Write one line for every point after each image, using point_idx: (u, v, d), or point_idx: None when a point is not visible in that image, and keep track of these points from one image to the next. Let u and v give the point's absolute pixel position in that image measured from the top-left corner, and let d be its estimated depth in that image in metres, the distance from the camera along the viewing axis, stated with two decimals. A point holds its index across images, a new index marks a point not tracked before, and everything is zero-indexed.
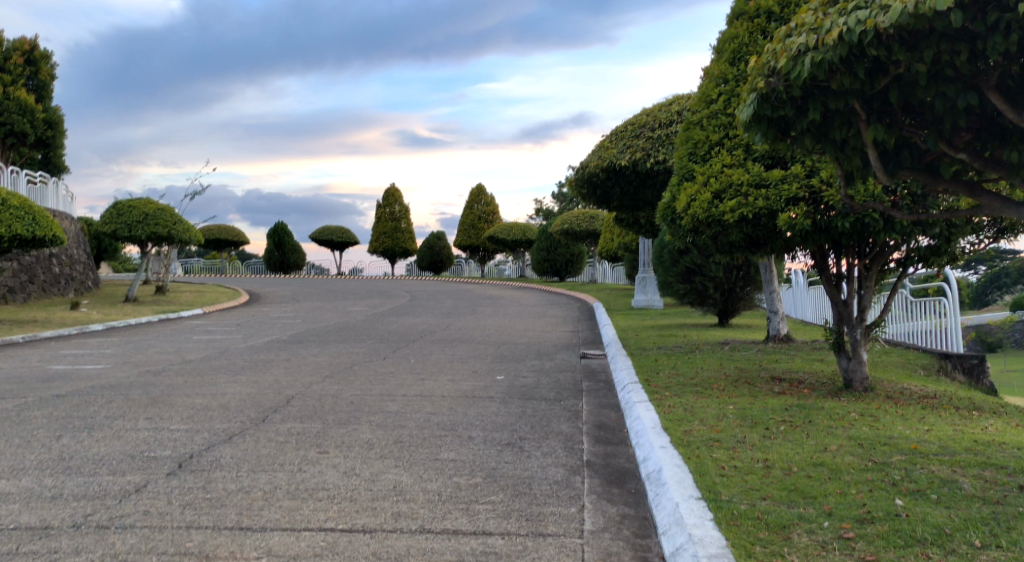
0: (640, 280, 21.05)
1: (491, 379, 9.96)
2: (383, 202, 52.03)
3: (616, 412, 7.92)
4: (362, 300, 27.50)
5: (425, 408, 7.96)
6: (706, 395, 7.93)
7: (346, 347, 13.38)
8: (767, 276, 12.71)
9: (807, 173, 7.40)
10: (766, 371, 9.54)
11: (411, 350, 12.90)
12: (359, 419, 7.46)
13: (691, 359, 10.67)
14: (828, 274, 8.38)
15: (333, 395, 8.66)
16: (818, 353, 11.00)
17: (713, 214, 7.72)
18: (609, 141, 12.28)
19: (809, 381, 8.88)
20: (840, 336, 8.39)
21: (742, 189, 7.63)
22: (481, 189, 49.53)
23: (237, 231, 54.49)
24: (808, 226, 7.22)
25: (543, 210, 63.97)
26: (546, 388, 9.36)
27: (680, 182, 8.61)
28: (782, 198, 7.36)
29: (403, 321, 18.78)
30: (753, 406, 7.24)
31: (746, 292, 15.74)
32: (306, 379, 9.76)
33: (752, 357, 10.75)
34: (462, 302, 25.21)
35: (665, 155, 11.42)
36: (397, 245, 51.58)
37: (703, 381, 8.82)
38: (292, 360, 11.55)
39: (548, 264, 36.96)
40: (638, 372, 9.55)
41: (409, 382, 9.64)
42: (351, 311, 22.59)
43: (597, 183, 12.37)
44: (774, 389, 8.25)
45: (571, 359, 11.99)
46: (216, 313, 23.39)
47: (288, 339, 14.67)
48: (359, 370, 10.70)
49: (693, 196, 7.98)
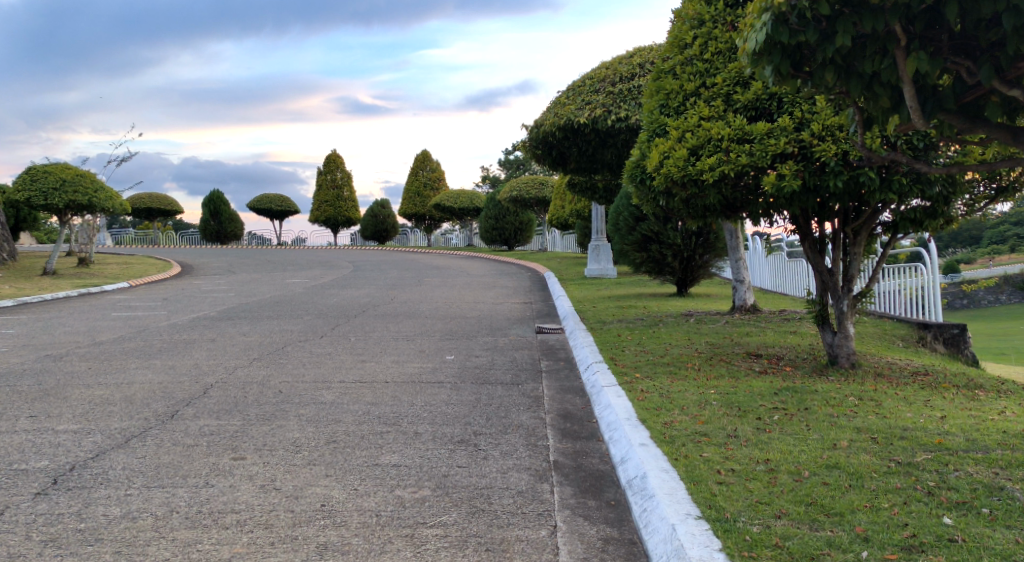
0: (594, 248, 20.22)
1: (440, 360, 8.99)
2: (325, 168, 50.41)
3: (582, 398, 7.03)
4: (302, 272, 26.17)
5: (365, 397, 6.97)
6: (682, 377, 7.07)
7: (280, 324, 12.27)
8: (732, 243, 11.92)
9: (796, 126, 6.53)
10: (742, 347, 8.72)
11: (352, 327, 11.88)
12: (286, 411, 6.46)
13: (657, 335, 9.82)
14: (810, 241, 7.55)
15: (259, 382, 7.61)
16: (790, 326, 10.24)
17: (690, 173, 6.82)
18: (566, 97, 11.29)
19: (788, 357, 8.10)
20: (824, 308, 7.58)
21: (720, 142, 6.74)
22: (426, 155, 48.24)
23: (171, 199, 52.38)
24: (798, 185, 6.34)
25: (490, 176, 62.78)
26: (501, 369, 8.45)
27: (650, 138, 7.67)
28: (768, 155, 6.49)
29: (343, 293, 17.69)
30: (740, 390, 6.38)
31: (705, 260, 14.98)
32: (230, 363, 8.68)
33: (723, 331, 9.95)
34: (407, 272, 24.11)
35: (628, 112, 10.52)
36: (340, 214, 50.06)
37: (675, 359, 7.98)
38: (218, 341, 10.43)
39: (497, 233, 35.69)
40: (602, 351, 8.67)
41: (348, 365, 8.62)
42: (290, 283, 21.33)
43: (552, 143, 11.41)
44: (755, 369, 7.42)
45: (527, 334, 11.08)
46: (144, 287, 21.93)
47: (217, 315, 13.52)
48: (292, 351, 9.63)
49: (666, 152, 7.07)
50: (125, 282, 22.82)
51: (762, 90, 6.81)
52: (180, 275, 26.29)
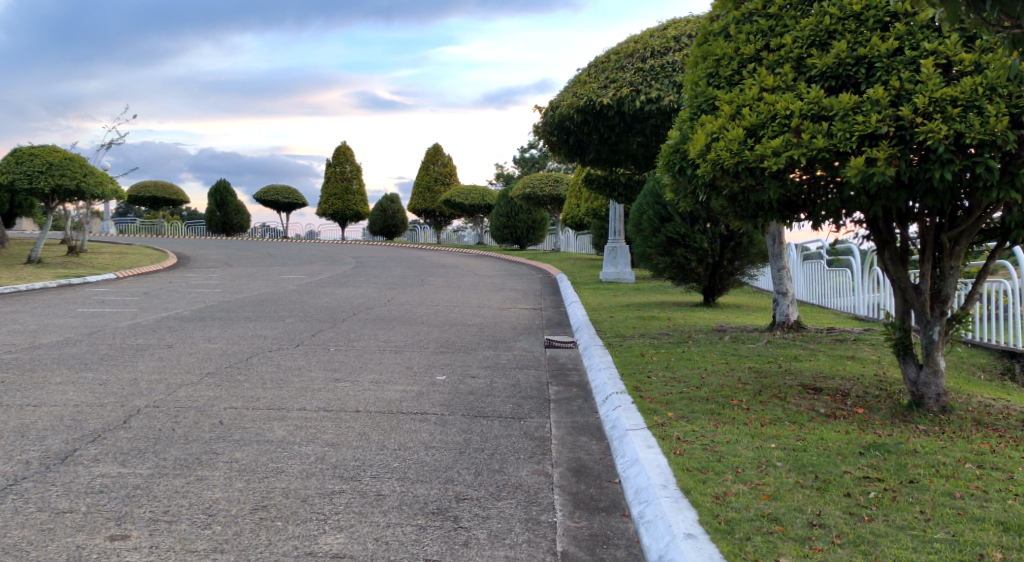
0: (610, 250, 18.67)
1: (429, 381, 7.49)
2: (334, 160, 49.10)
3: (600, 445, 5.53)
4: (300, 267, 24.77)
5: (324, 435, 5.47)
6: (728, 420, 5.54)
7: (256, 327, 10.81)
8: (774, 248, 10.35)
9: (892, 99, 5.00)
10: (794, 377, 7.16)
11: (335, 334, 10.41)
12: (218, 454, 4.98)
13: (688, 356, 8.32)
14: (892, 249, 6.01)
15: (199, 407, 6.13)
16: (845, 350, 8.66)
17: (748, 160, 5.35)
18: (587, 75, 9.75)
19: (856, 393, 6.55)
20: (907, 335, 6.02)
21: (787, 120, 5.25)
22: (438, 149, 46.79)
23: (176, 188, 51.13)
24: (892, 177, 4.83)
25: (504, 173, 61.04)
26: (501, 396, 6.96)
27: (693, 115, 6.16)
28: (854, 136, 4.98)
29: (337, 293, 16.23)
30: (811, 443, 4.85)
31: (735, 267, 13.48)
32: (174, 379, 7.21)
33: (767, 355, 8.39)
34: (411, 270, 22.68)
35: (660, 91, 9.00)
36: (349, 208, 48.68)
37: (716, 392, 6.44)
38: (175, 348, 8.97)
39: (508, 231, 34.32)
40: (623, 377, 7.17)
41: (316, 386, 7.13)
42: (284, 279, 19.94)
43: (569, 129, 9.86)
44: (819, 410, 5.89)
45: (535, 349, 9.59)
46: (129, 279, 20.56)
47: (188, 315, 12.10)
48: (257, 363, 8.15)
49: (715, 133, 5.59)
50: (111, 273, 21.49)
51: (846, 52, 5.26)
52: (173, 267, 24.96)
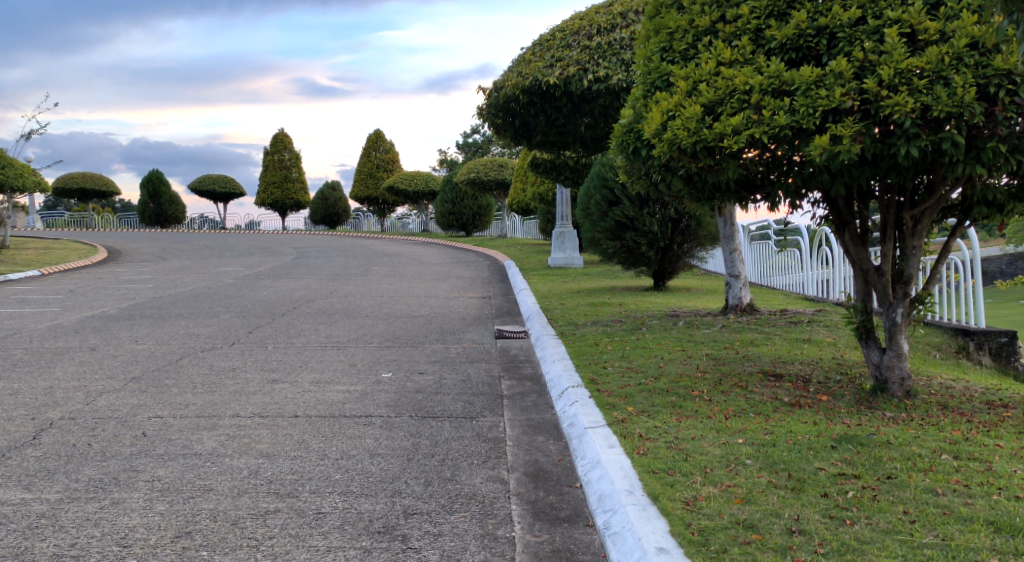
0: (558, 234, 18.39)
1: (373, 380, 7.09)
2: (272, 148, 47.97)
3: (557, 445, 5.20)
4: (239, 259, 24.02)
5: (258, 445, 5.05)
6: (690, 414, 5.25)
7: (188, 325, 10.26)
8: (727, 231, 10.17)
9: (855, 72, 4.72)
10: (753, 363, 6.91)
11: (274, 330, 9.92)
12: (139, 471, 4.53)
13: (643, 344, 8.05)
14: (853, 229, 5.77)
15: (120, 418, 5.65)
16: (801, 332, 8.48)
17: (706, 139, 5.05)
18: (531, 53, 9.36)
19: (817, 378, 6.32)
20: (869, 318, 5.79)
21: (746, 96, 4.96)
22: (379, 135, 45.97)
23: (107, 180, 49.45)
24: (857, 154, 4.57)
25: (448, 159, 60.46)
26: (450, 394, 6.59)
27: (647, 93, 5.84)
28: (816, 111, 4.70)
29: (277, 285, 15.65)
30: (780, 437, 4.58)
31: (684, 249, 13.30)
32: (95, 386, 6.68)
33: (722, 340, 8.16)
34: (354, 260, 22.13)
35: (608, 70, 8.72)
36: (289, 197, 47.64)
37: (675, 383, 6.16)
38: (99, 351, 8.42)
39: (454, 218, 33.92)
40: (578, 369, 6.87)
41: (251, 389, 6.67)
42: (221, 272, 19.24)
43: (514, 111, 9.51)
44: (782, 399, 5.64)
45: (484, 340, 9.23)
46: (56, 276, 19.63)
47: (116, 314, 11.47)
48: (188, 366, 7.65)
49: (671, 111, 5.29)
50: (36, 269, 20.52)
51: (807, 23, 4.97)
52: (104, 262, 24.00)
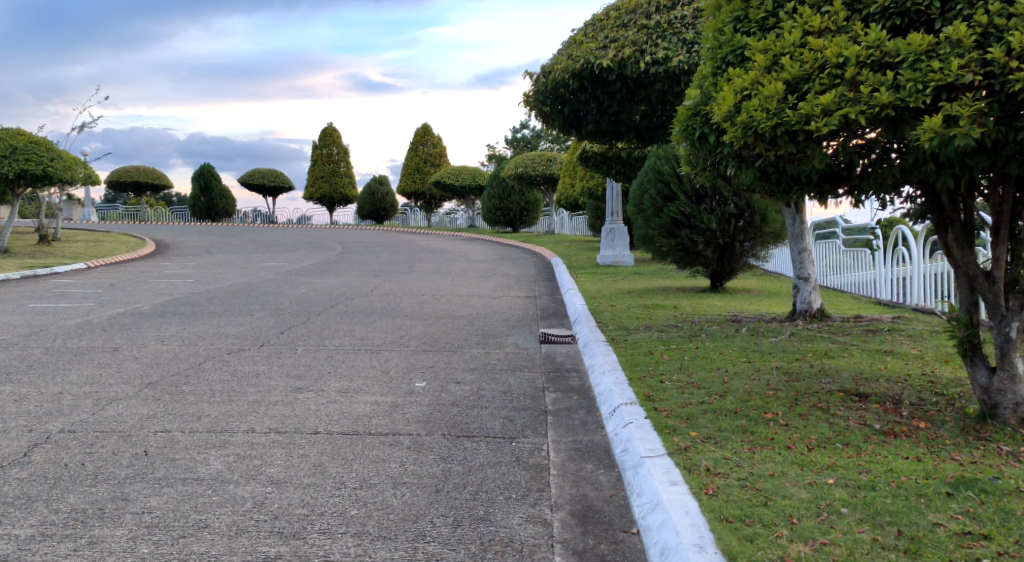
0: (608, 231, 17.64)
1: (406, 389, 6.46)
2: (320, 142, 47.88)
3: (609, 477, 4.50)
4: (284, 253, 23.69)
5: (269, 470, 4.45)
6: (765, 443, 4.51)
7: (219, 323, 9.77)
8: (794, 229, 9.31)
9: (975, 40, 3.93)
10: (831, 380, 6.11)
11: (307, 331, 9.37)
12: (128, 501, 3.95)
13: (704, 354, 7.30)
14: (956, 228, 4.96)
15: (123, 431, 5.09)
16: (881, 343, 7.65)
17: (789, 122, 4.31)
18: (583, 35, 8.66)
19: (910, 399, 5.51)
20: (975, 332, 4.96)
21: (839, 70, 4.21)
22: (427, 129, 45.57)
23: (160, 173, 49.87)
24: (977, 137, 3.79)
25: (497, 154, 59.96)
26: (489, 408, 5.93)
27: (718, 69, 5.09)
28: (927, 88, 3.93)
29: (317, 282, 15.16)
30: (880, 477, 3.81)
31: (745, 249, 12.47)
32: (106, 392, 6.16)
33: (792, 352, 7.36)
34: (398, 255, 21.60)
35: (667, 51, 8.03)
36: (337, 192, 47.53)
37: (744, 402, 5.41)
38: (121, 351, 7.92)
39: (501, 213, 33.34)
40: (632, 383, 6.16)
41: (272, 399, 6.08)
42: (263, 267, 18.87)
43: (565, 97, 8.80)
44: (873, 425, 4.85)
45: (529, 345, 8.56)
46: (101, 269, 19.44)
47: (148, 310, 11.05)
48: (209, 370, 7.11)
49: (747, 90, 4.56)
50: (82, 262, 20.38)
51: None
52: (150, 255, 23.89)
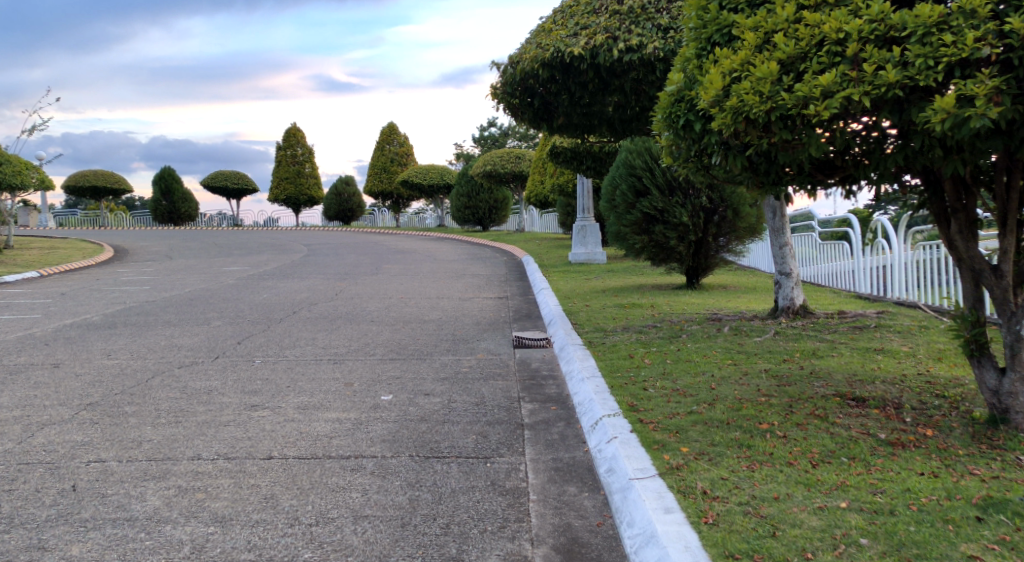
0: (579, 228, 17.24)
1: (371, 404, 5.99)
2: (284, 143, 47.04)
3: (594, 502, 4.07)
4: (247, 256, 23.02)
5: (213, 505, 3.96)
6: (764, 459, 4.11)
7: (172, 334, 9.21)
8: (774, 223, 8.93)
9: (990, 11, 3.55)
10: (825, 383, 5.72)
11: (267, 340, 8.85)
12: (45, 550, 3.45)
13: (687, 357, 6.90)
14: (961, 218, 4.58)
15: (52, 462, 4.57)
16: (870, 340, 7.31)
17: (785, 106, 3.91)
18: (552, 22, 8.22)
19: (911, 403, 5.13)
20: (983, 330, 4.58)
21: (840, 48, 3.82)
22: (393, 128, 44.92)
23: (119, 177, 48.73)
24: (997, 118, 3.41)
25: (464, 152, 59.44)
26: (460, 423, 5.47)
27: (703, 50, 4.68)
28: (938, 65, 3.54)
29: (279, 286, 14.61)
30: (898, 500, 3.43)
31: (720, 244, 12.13)
32: (39, 416, 5.61)
33: (778, 352, 6.98)
34: (365, 257, 21.04)
35: (641, 37, 7.64)
36: (302, 193, 46.73)
37: (735, 412, 5.00)
38: (63, 368, 7.36)
39: (469, 212, 32.86)
40: (613, 391, 5.73)
41: (223, 419, 5.58)
42: (224, 272, 18.22)
43: (534, 89, 8.35)
44: (877, 435, 4.47)
45: (501, 350, 8.11)
46: (54, 278, 18.68)
47: (97, 321, 10.45)
48: (157, 387, 6.57)
49: (737, 72, 4.15)
50: (35, 270, 19.59)
51: None
52: (107, 261, 23.11)
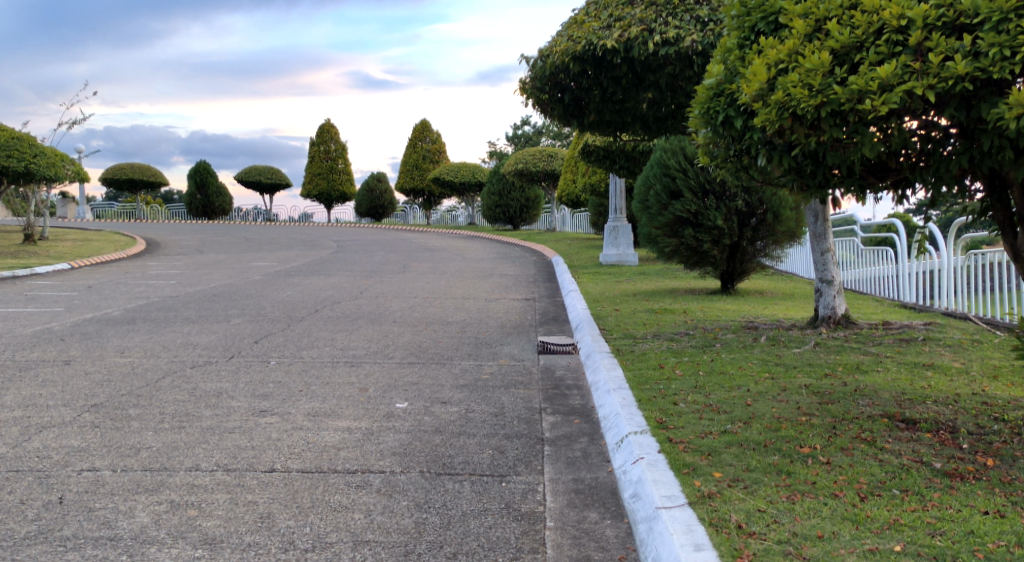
0: (611, 229, 16.84)
1: (385, 412, 5.68)
2: (317, 138, 47.08)
3: (617, 531, 3.73)
4: (276, 252, 22.92)
5: (205, 524, 3.68)
6: (806, 489, 3.74)
7: (190, 332, 8.99)
8: (816, 228, 8.44)
9: None
10: (871, 402, 5.30)
11: (285, 340, 8.60)
12: None
13: (720, 368, 6.51)
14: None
15: (43, 470, 4.32)
16: (918, 355, 6.86)
17: (838, 99, 3.54)
18: (585, 14, 7.87)
19: (966, 427, 4.70)
20: None
21: (901, 36, 3.45)
22: (426, 125, 44.74)
23: (155, 171, 49.13)
24: None
25: (497, 151, 59.23)
26: (476, 436, 5.15)
27: (745, 40, 4.31)
28: (1015, 55, 3.16)
29: (304, 283, 14.40)
30: (961, 545, 3.05)
31: (757, 248, 11.68)
32: (39, 418, 5.38)
33: (819, 365, 6.56)
34: (394, 255, 20.82)
35: (679, 29, 7.27)
36: (335, 189, 46.76)
37: (772, 432, 4.61)
38: (73, 365, 7.16)
39: (501, 211, 32.57)
40: (641, 405, 5.37)
41: (229, 425, 5.30)
42: (252, 267, 18.09)
43: (564, 83, 8.00)
44: (932, 463, 4.06)
45: (526, 356, 7.77)
46: (83, 270, 18.67)
47: (117, 316, 10.28)
48: (165, 388, 6.32)
49: (784, 63, 3.79)
50: (65, 262, 19.62)
51: None
52: (138, 254, 23.11)
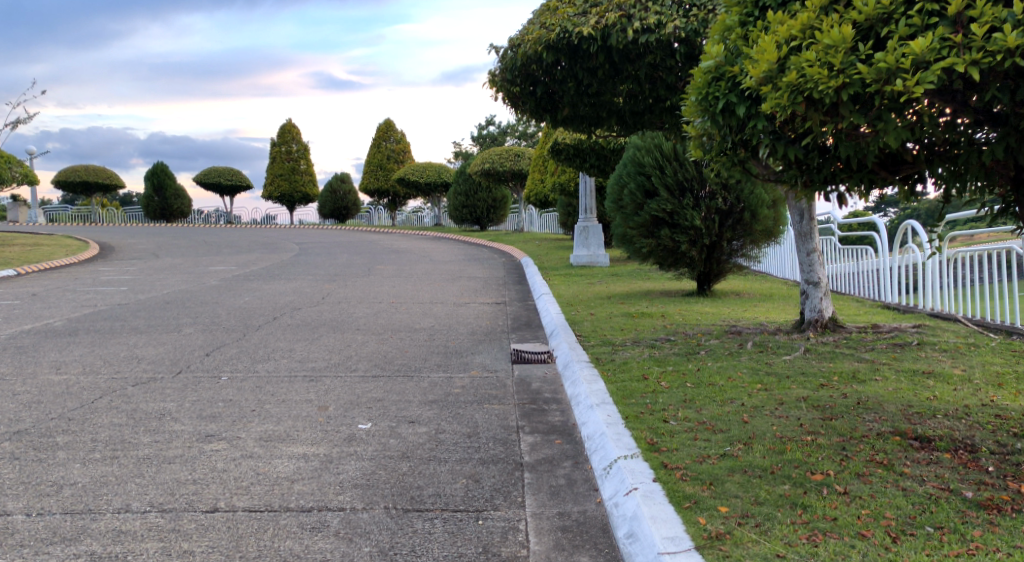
0: (581, 229, 16.38)
1: (346, 435, 5.13)
2: (279, 139, 46.13)
3: None
4: (236, 255, 22.16)
5: None
6: (828, 525, 3.29)
7: (136, 344, 8.34)
8: (802, 227, 7.98)
9: None
10: (878, 417, 4.87)
11: (239, 351, 7.99)
12: None
13: (708, 379, 6.04)
14: None
15: None
16: (915, 361, 6.47)
17: (863, 79, 3.14)
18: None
19: (985, 446, 4.29)
20: None
21: (936, 7, 3.08)
22: (390, 124, 44.02)
23: (111, 172, 47.82)
24: None
25: (463, 151, 58.66)
26: (447, 461, 4.62)
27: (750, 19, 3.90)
28: None
29: (263, 288, 13.75)
30: None
31: (734, 248, 11.28)
32: None
33: (813, 374, 6.13)
34: (359, 257, 20.19)
35: (660, 15, 6.86)
36: (298, 190, 45.86)
37: (777, 456, 4.15)
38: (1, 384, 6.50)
39: (467, 211, 32.05)
40: (629, 424, 4.88)
41: (169, 454, 4.72)
42: (209, 272, 17.36)
43: (536, 75, 7.52)
44: (961, 491, 3.63)
45: (498, 366, 7.25)
46: (31, 276, 17.76)
47: (59, 326, 9.58)
48: (102, 410, 5.71)
49: (797, 39, 3.39)
50: (12, 268, 18.72)
51: None
52: (90, 259, 22.20)
